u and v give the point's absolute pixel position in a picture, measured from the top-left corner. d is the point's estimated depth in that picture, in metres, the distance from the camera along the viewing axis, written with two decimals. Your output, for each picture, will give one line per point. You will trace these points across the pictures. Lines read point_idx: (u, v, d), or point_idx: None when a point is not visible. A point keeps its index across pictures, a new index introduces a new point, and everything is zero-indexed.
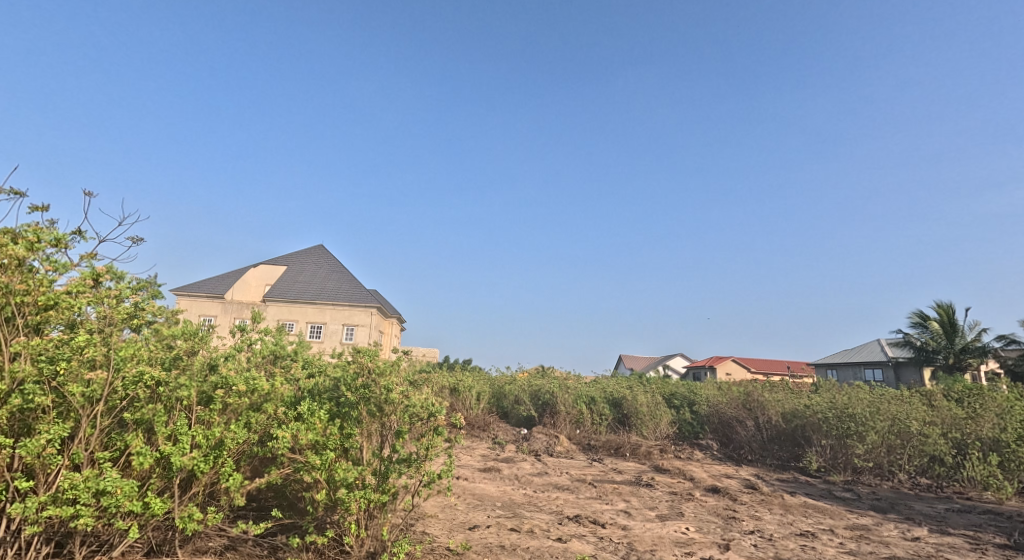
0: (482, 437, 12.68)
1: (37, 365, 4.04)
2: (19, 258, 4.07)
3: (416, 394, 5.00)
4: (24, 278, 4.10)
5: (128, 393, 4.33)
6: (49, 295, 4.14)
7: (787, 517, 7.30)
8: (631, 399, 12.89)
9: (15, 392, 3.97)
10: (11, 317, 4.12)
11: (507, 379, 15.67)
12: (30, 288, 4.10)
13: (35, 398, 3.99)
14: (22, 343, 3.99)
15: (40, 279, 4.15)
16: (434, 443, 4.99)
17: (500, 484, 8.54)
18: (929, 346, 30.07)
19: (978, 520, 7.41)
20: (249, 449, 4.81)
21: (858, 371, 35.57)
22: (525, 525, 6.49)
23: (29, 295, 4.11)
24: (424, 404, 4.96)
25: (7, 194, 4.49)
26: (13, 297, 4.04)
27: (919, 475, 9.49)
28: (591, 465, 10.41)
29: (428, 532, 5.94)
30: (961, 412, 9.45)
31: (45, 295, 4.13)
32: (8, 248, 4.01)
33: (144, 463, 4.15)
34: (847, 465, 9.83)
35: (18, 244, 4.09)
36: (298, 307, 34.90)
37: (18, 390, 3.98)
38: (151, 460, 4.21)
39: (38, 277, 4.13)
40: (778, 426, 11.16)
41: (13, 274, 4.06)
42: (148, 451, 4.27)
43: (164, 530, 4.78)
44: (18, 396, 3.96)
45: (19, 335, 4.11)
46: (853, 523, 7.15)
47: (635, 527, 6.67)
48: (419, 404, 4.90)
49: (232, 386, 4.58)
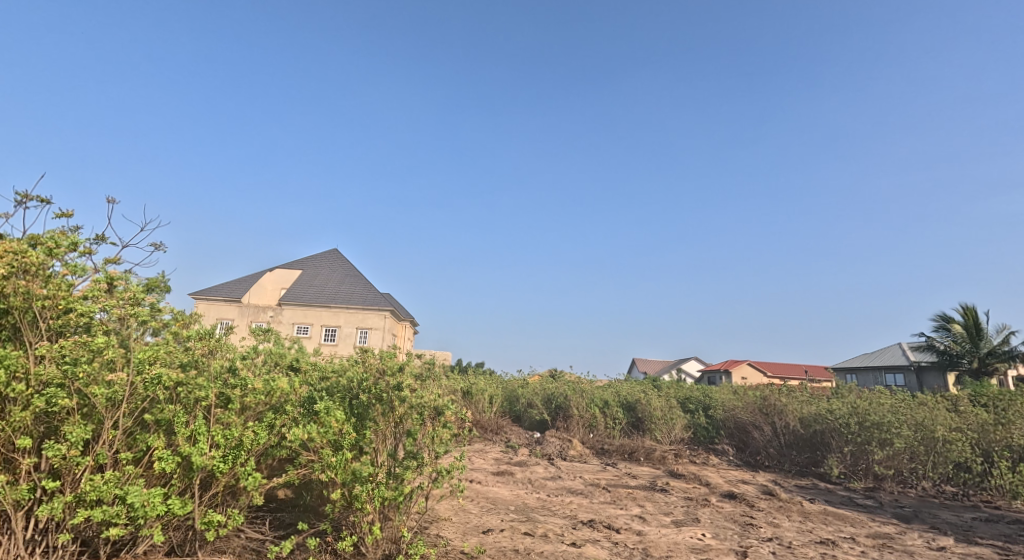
0: (495, 440, 12.63)
1: (61, 369, 4.06)
2: (39, 262, 4.10)
3: (428, 393, 4.99)
4: (46, 283, 4.14)
5: (149, 394, 4.33)
6: (68, 299, 4.19)
7: (807, 524, 7.18)
8: (645, 403, 12.77)
9: (40, 394, 4.00)
10: (34, 321, 4.15)
11: (520, 382, 15.59)
12: (51, 292, 4.13)
13: (59, 400, 4.01)
14: (46, 346, 4.03)
15: (61, 283, 4.19)
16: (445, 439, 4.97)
17: (514, 488, 8.47)
18: (952, 350, 29.58)
19: (1007, 530, 7.23)
20: (268, 450, 4.80)
21: (879, 375, 35.05)
22: (539, 529, 6.43)
23: (51, 299, 4.14)
24: (436, 402, 4.95)
25: (34, 201, 4.60)
26: (34, 301, 4.07)
27: (943, 482, 9.31)
28: (605, 470, 10.31)
29: (442, 535, 5.90)
30: (987, 418, 9.24)
31: (65, 300, 4.17)
32: (28, 253, 4.05)
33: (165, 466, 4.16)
34: (867, 472, 9.67)
35: (38, 250, 4.16)
36: (312, 310, 35.09)
37: (42, 393, 4.02)
38: (172, 462, 4.22)
39: (58, 281, 4.18)
40: (796, 431, 10.94)
41: (35, 279, 4.11)
42: (171, 455, 4.29)
43: (183, 530, 4.73)
44: (41, 400, 3.99)
45: (42, 338, 4.14)
46: (875, 532, 7.00)
47: (651, 532, 6.58)
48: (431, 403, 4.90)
49: (250, 385, 4.62)
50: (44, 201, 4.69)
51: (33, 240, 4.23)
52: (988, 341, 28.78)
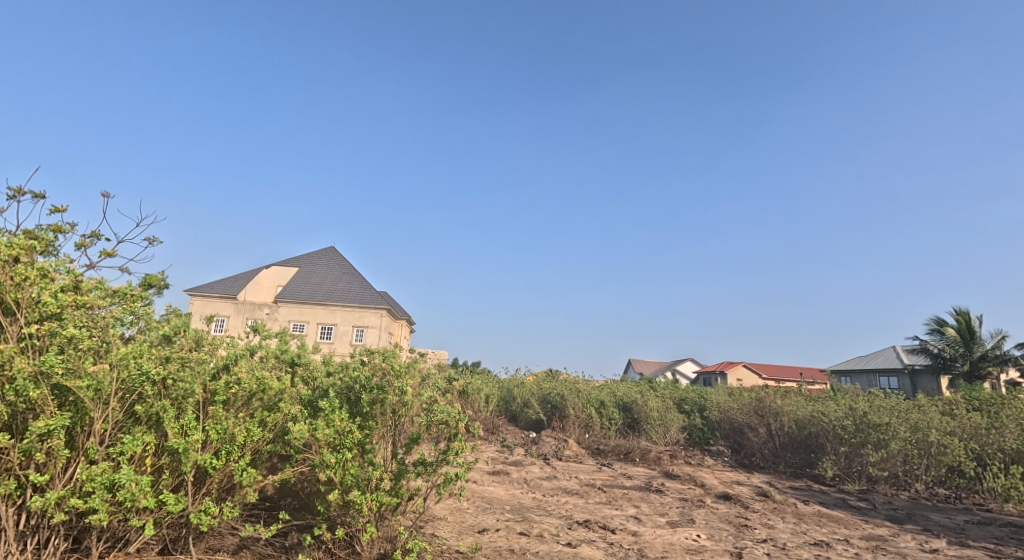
0: (491, 440, 12.66)
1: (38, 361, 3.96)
2: (16, 256, 4.06)
3: (440, 404, 5.09)
4: (18, 273, 4.03)
5: (136, 388, 4.30)
6: (46, 292, 4.12)
7: (801, 526, 7.22)
8: (642, 404, 12.82)
9: (13, 384, 3.89)
10: (14, 313, 4.07)
11: (517, 382, 15.63)
12: (27, 285, 4.07)
13: (31, 393, 3.92)
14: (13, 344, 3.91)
15: (39, 274, 4.13)
16: (456, 448, 5.00)
17: (510, 487, 8.49)
18: (946, 354, 29.82)
19: (999, 533, 7.29)
20: (264, 447, 4.82)
21: (874, 379, 35.22)
22: (535, 529, 6.45)
23: (25, 291, 4.07)
24: (447, 412, 5.03)
25: (29, 195, 4.65)
26: (10, 294, 3.99)
27: (936, 485, 9.39)
28: (601, 470, 10.34)
29: (437, 534, 5.92)
30: (982, 422, 9.29)
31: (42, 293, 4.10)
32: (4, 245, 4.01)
33: (132, 447, 4.12)
34: (861, 474, 9.73)
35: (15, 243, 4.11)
36: (308, 308, 35.03)
37: (13, 385, 3.90)
38: (138, 444, 4.18)
39: (37, 272, 4.11)
40: (790, 433, 11.02)
41: (7, 270, 4.02)
42: (139, 438, 4.22)
43: (177, 528, 4.72)
44: (16, 392, 3.90)
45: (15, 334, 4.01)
46: (869, 534, 7.04)
47: (646, 533, 6.61)
48: (442, 413, 5.01)
49: (240, 382, 4.60)
50: (37, 195, 4.71)
51: (19, 234, 4.23)
52: (982, 345, 28.96)
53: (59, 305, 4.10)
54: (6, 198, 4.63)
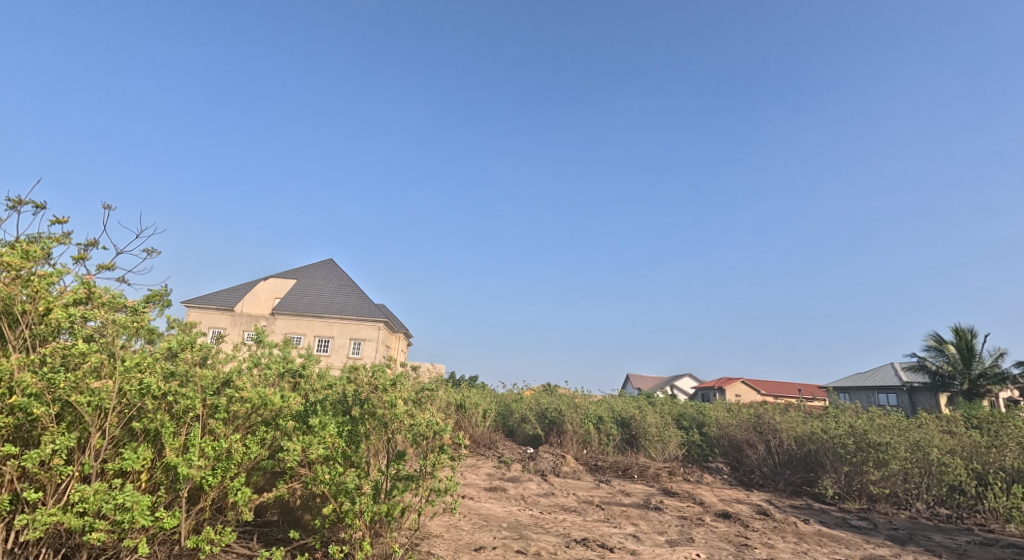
0: (488, 454, 12.54)
1: (39, 378, 3.91)
2: (19, 267, 4.00)
3: (423, 414, 4.92)
4: (25, 286, 4.04)
5: (136, 404, 4.24)
6: (49, 306, 4.08)
7: (801, 545, 7.14)
8: (640, 420, 12.75)
9: (17, 397, 3.86)
10: (16, 321, 4.11)
11: (515, 398, 15.54)
12: (31, 298, 4.06)
13: (37, 409, 3.89)
14: (19, 356, 3.92)
15: (42, 284, 4.09)
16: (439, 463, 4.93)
17: (507, 504, 8.40)
18: (945, 371, 29.83)
19: (1001, 553, 7.23)
20: (261, 464, 4.75)
21: (873, 395, 35.13)
22: (531, 547, 6.35)
23: (32, 303, 4.08)
24: (429, 423, 4.87)
25: (30, 206, 4.64)
26: (17, 305, 4.02)
27: (937, 504, 9.32)
28: (599, 487, 10.25)
29: (433, 552, 5.82)
30: (982, 440, 9.24)
31: (46, 306, 4.07)
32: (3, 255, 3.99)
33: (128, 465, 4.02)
34: (861, 493, 9.62)
35: (17, 253, 4.06)
36: (305, 321, 34.90)
37: (15, 400, 3.87)
38: (136, 464, 4.06)
39: (38, 285, 4.07)
40: (790, 450, 10.95)
41: (14, 283, 4.01)
42: (138, 455, 4.13)
43: (170, 545, 4.65)
44: (16, 410, 3.86)
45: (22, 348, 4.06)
46: (869, 553, 6.98)
47: (645, 552, 6.52)
48: (424, 424, 4.82)
49: (240, 397, 4.52)
50: (39, 206, 4.69)
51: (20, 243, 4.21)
52: (981, 362, 28.96)
53: (65, 318, 4.06)
54: (6, 208, 4.59)
